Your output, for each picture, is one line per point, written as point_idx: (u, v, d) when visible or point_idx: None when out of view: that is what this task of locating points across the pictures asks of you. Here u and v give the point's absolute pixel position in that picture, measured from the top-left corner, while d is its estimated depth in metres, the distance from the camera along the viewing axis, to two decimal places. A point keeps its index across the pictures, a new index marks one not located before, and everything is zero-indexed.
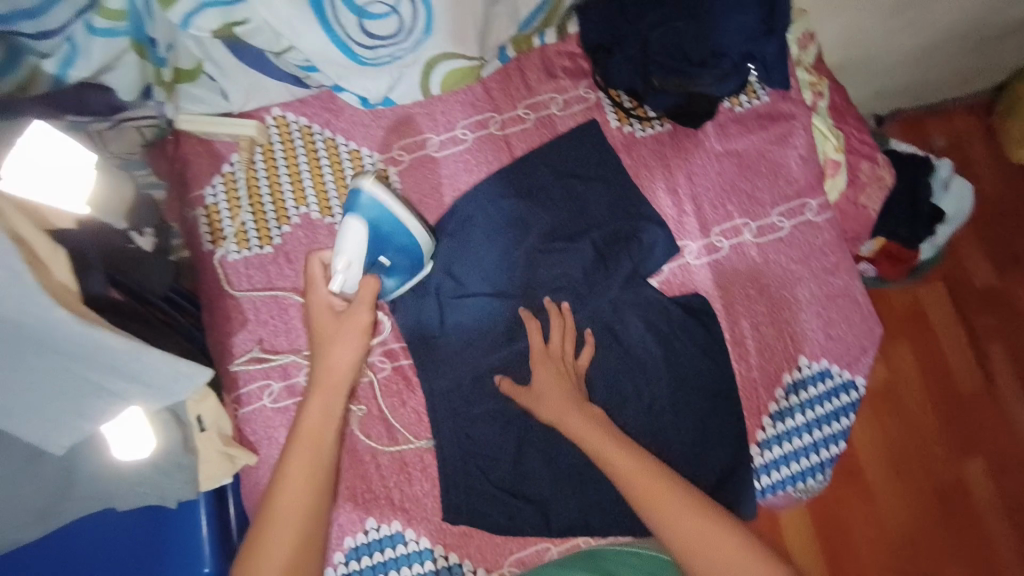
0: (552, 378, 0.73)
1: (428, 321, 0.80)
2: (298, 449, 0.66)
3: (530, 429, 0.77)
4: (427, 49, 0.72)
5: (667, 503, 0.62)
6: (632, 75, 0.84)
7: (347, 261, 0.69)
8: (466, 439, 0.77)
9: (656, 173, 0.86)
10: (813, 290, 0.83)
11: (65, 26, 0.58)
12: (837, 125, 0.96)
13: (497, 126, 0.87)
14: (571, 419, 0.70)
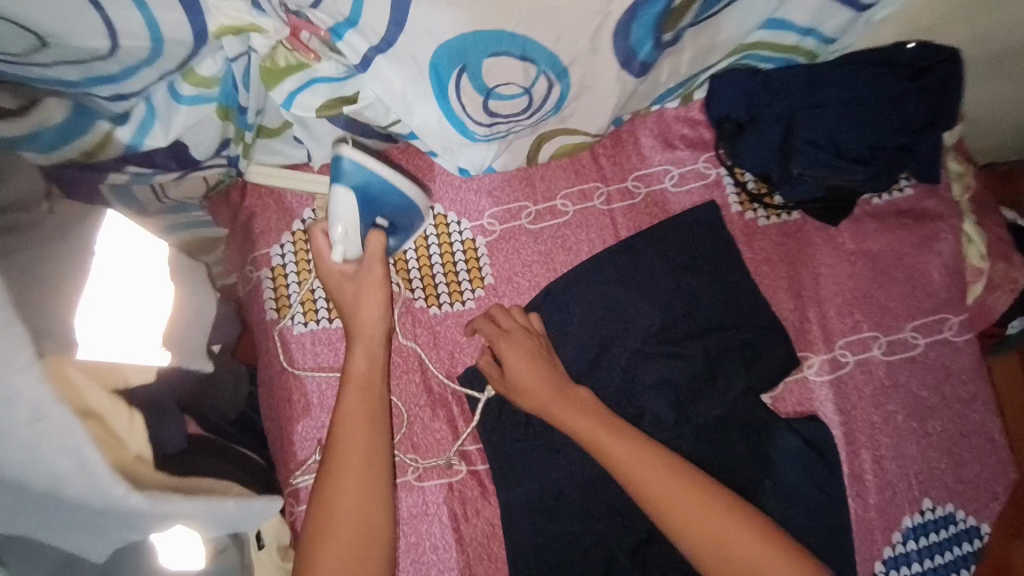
0: (625, 446, 0.63)
1: (511, 424, 0.71)
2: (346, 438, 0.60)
3: (616, 557, 0.69)
4: (547, 125, 0.62)
5: (728, 537, 0.59)
6: (767, 157, 0.73)
7: (343, 228, 0.62)
8: (543, 561, 0.69)
9: (778, 270, 0.76)
10: (945, 423, 0.73)
11: (146, 88, 0.50)
12: (980, 221, 0.84)
13: (602, 199, 0.77)
14: (656, 483, 0.61)
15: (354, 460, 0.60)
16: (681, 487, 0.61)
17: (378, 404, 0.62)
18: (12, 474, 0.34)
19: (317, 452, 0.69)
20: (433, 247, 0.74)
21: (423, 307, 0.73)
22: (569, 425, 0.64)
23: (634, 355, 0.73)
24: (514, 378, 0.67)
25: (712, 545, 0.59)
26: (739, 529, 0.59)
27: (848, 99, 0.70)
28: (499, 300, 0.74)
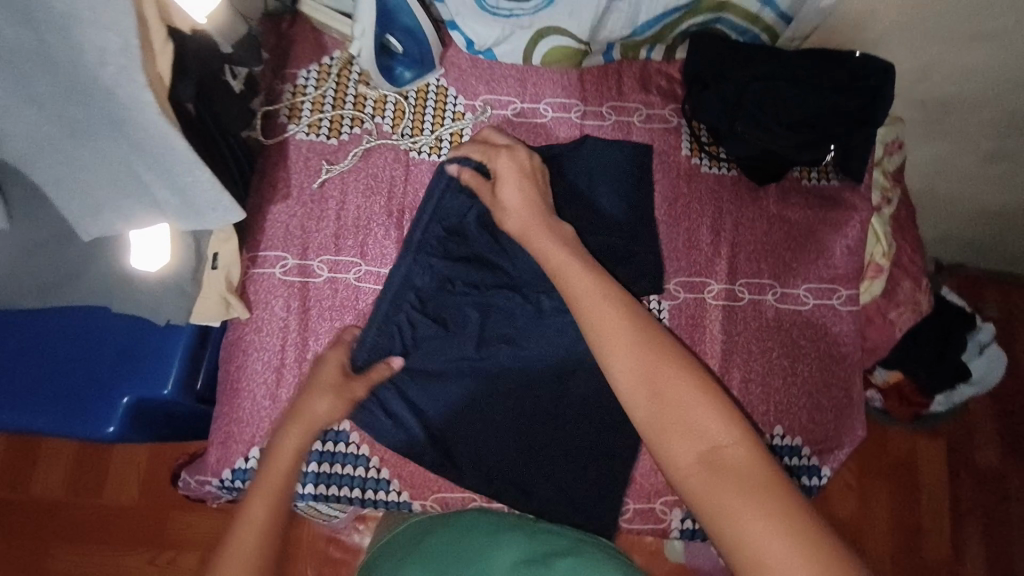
0: (585, 265, 0.65)
1: (432, 238, 0.81)
2: (287, 431, 0.67)
3: (500, 388, 0.78)
4: (543, 17, 0.79)
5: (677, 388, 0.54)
6: (719, 112, 0.87)
7: (362, 30, 0.76)
8: (438, 375, 0.79)
9: (706, 209, 0.89)
10: (813, 370, 0.84)
11: None
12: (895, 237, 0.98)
13: (578, 115, 0.91)
14: (603, 310, 0.60)
15: (272, 476, 0.63)
16: (667, 362, 0.55)
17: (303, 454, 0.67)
18: (77, 42, 0.50)
19: (281, 234, 0.82)
20: (429, 109, 0.88)
21: (405, 150, 0.86)
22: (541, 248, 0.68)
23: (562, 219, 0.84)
24: (503, 198, 0.74)
25: (662, 414, 0.53)
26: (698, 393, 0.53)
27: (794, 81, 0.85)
28: None
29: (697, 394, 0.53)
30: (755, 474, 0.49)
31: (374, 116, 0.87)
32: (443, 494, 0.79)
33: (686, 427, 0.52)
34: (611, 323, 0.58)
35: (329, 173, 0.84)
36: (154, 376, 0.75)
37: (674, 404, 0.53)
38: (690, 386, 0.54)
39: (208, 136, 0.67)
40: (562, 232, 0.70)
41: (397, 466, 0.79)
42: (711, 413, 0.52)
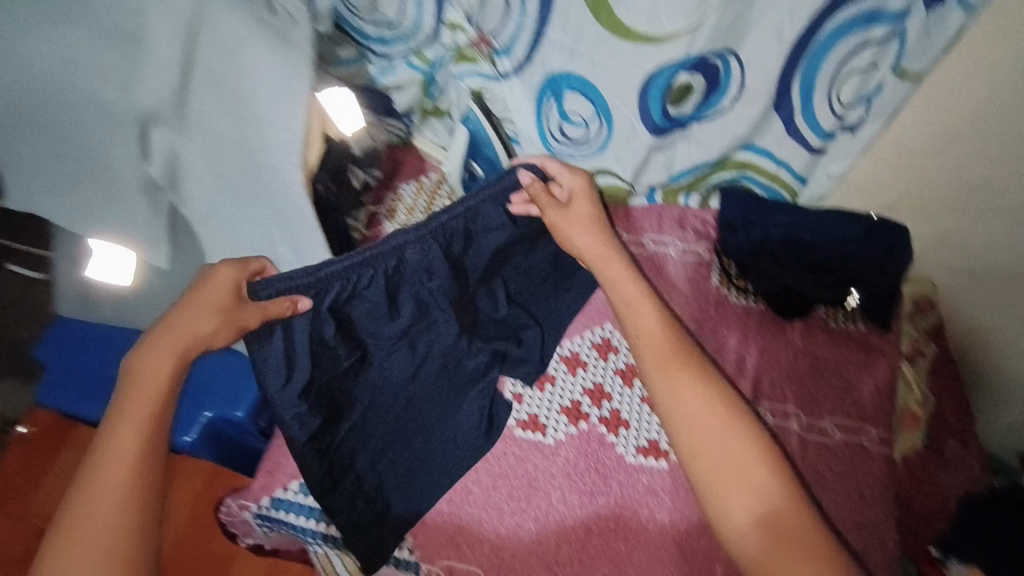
0: (653, 316, 0.81)
1: (451, 228, 0.82)
2: (133, 395, 0.72)
3: (523, 462, 0.86)
4: (597, 160, 0.97)
5: (741, 451, 0.71)
6: (746, 251, 0.99)
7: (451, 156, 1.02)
8: (466, 441, 0.87)
9: (732, 334, 0.96)
10: (838, 505, 0.83)
11: (396, 57, 0.97)
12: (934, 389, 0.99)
13: (621, 242, 1.06)
14: (676, 376, 0.75)
15: (125, 453, 0.69)
16: (732, 429, 0.72)
17: (150, 416, 0.72)
18: (269, 137, 0.76)
19: None
20: None
21: None
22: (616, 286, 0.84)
23: (546, 311, 0.94)
24: (576, 210, 0.88)
25: (726, 471, 0.70)
26: (756, 456, 0.70)
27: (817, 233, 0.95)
28: None
29: (754, 458, 0.70)
30: (806, 530, 0.66)
31: None
32: (450, 562, 0.81)
33: (745, 486, 0.69)
34: (684, 388, 0.75)
35: None
36: (232, 400, 0.91)
37: (743, 469, 0.70)
38: (748, 450, 0.71)
39: (326, 215, 0.88)
40: (622, 268, 0.85)
41: (412, 523, 0.83)
42: (770, 478, 0.69)
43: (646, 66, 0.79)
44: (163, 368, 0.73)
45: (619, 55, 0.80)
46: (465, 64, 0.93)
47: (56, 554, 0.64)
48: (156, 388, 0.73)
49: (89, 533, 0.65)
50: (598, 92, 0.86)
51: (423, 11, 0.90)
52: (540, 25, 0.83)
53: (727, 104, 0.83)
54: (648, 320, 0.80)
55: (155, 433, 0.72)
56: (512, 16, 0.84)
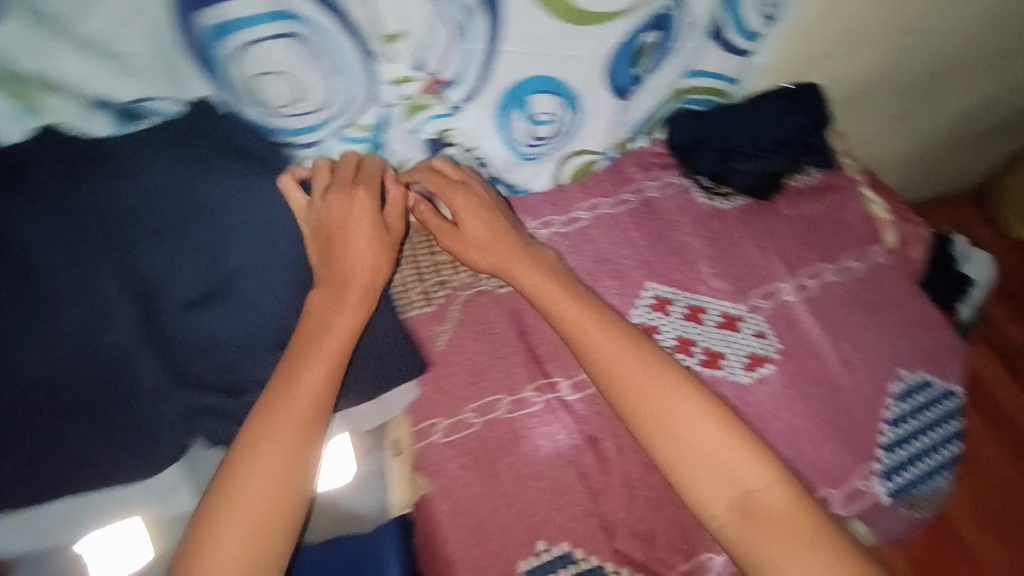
0: (509, 253, 0.88)
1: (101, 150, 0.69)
2: (303, 354, 0.74)
3: None
4: (567, 147, 0.99)
5: (604, 347, 0.83)
6: (715, 160, 1.09)
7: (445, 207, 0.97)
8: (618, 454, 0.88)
9: (744, 235, 1.06)
10: (895, 315, 0.98)
11: (324, 139, 0.84)
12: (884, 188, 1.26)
13: (609, 207, 1.06)
14: (512, 261, 0.88)
15: (263, 446, 0.70)
16: (608, 337, 0.84)
17: (317, 415, 0.73)
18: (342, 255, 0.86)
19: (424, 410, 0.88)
20: None
21: (491, 289, 0.96)
22: (467, 248, 0.89)
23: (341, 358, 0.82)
24: (467, 230, 0.89)
25: (616, 373, 0.82)
26: (648, 364, 0.83)
27: (767, 116, 1.09)
28: None
29: (678, 386, 0.82)
30: (790, 501, 0.78)
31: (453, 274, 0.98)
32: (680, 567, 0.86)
33: (671, 426, 0.80)
34: (526, 270, 0.88)
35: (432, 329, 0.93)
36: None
37: (638, 391, 0.81)
38: (650, 363, 0.83)
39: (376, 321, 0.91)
40: (469, 214, 0.89)
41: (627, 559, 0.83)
42: (704, 424, 0.80)
43: (609, 44, 0.85)
44: (313, 376, 0.73)
45: (583, 41, 0.83)
46: (421, 116, 0.87)
47: (235, 506, 0.68)
48: (324, 388, 0.73)
49: (240, 535, 0.67)
50: (564, 84, 0.87)
51: (350, 82, 0.79)
52: (490, 44, 0.80)
53: (674, 46, 0.90)
54: (496, 240, 0.89)
55: (322, 403, 0.73)
56: (460, 47, 0.79)
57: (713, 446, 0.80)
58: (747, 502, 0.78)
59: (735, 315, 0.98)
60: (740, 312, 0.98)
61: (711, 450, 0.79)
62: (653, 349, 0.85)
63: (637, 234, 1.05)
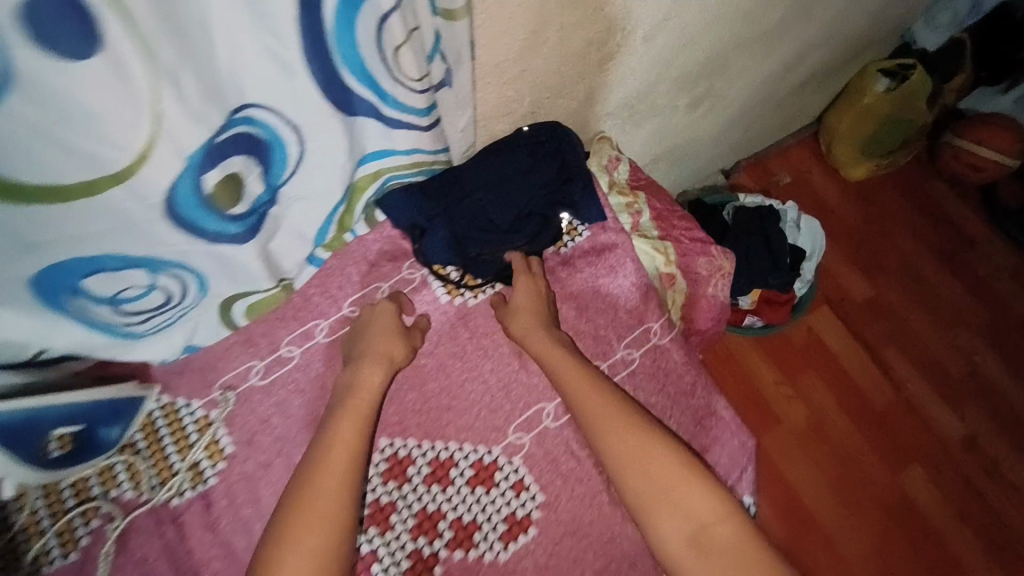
0: (529, 296, 0.81)
1: None
2: (341, 424, 0.70)
3: None
4: (215, 295, 0.68)
5: (585, 386, 0.75)
6: (449, 251, 0.84)
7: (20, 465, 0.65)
8: None
9: (498, 339, 0.84)
10: (679, 417, 0.82)
11: None
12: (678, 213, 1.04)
13: (324, 333, 0.83)
14: (533, 336, 0.79)
15: (321, 501, 0.64)
16: (586, 379, 0.75)
17: (359, 447, 0.69)
18: None
19: None
20: (165, 436, 0.75)
21: (164, 502, 0.72)
22: (529, 324, 0.80)
23: None
24: (514, 300, 0.81)
25: (603, 426, 0.72)
26: (641, 424, 0.73)
27: (504, 180, 0.84)
28: (242, 466, 0.75)
29: (630, 428, 0.72)
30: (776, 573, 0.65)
31: (106, 490, 0.72)
32: None
33: (654, 480, 0.69)
34: (533, 326, 0.80)
35: None
36: None
37: (628, 432, 0.72)
38: (615, 412, 0.73)
39: None
40: (534, 287, 0.82)
41: None
42: (676, 467, 0.70)
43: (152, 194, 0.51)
44: (354, 440, 0.69)
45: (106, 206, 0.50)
46: None
47: (297, 550, 0.61)
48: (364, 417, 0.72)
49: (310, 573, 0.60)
50: (137, 257, 0.56)
51: None
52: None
53: (295, 146, 0.59)
54: (523, 286, 0.82)
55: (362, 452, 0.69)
56: None
57: (693, 496, 0.69)
58: (698, 537, 0.67)
59: (488, 463, 0.78)
60: (495, 458, 0.78)
61: (693, 506, 0.68)
62: (646, 416, 0.74)
63: None
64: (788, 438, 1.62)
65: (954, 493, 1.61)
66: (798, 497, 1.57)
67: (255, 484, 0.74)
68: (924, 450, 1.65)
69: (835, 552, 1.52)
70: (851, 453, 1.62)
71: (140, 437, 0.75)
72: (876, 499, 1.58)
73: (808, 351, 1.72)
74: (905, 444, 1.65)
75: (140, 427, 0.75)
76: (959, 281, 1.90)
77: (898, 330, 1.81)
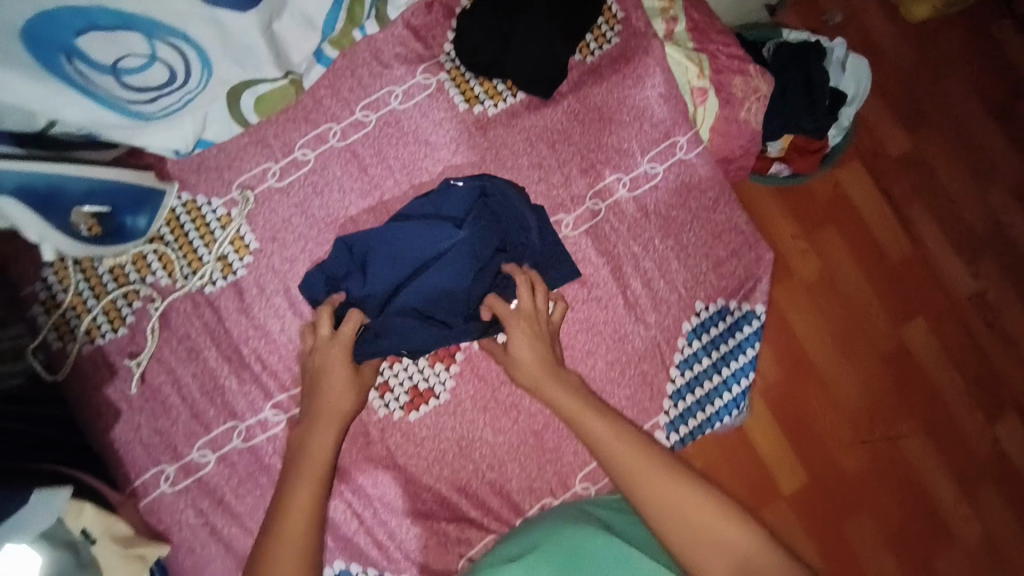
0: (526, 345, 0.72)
1: None
2: (318, 431, 0.68)
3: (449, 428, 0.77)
4: (221, 77, 0.66)
5: (589, 418, 0.72)
6: (471, 52, 0.80)
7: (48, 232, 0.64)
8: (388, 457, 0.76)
9: (518, 149, 0.81)
10: (698, 230, 0.81)
11: None
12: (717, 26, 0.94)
13: (338, 137, 0.80)
14: (546, 384, 0.72)
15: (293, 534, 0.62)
16: (595, 410, 0.72)
17: (322, 472, 0.66)
18: None
19: (141, 453, 0.74)
20: (190, 230, 0.77)
21: (199, 290, 0.76)
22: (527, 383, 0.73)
23: None
24: (517, 354, 0.72)
25: (624, 468, 0.69)
26: (642, 448, 0.70)
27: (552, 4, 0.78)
28: (268, 261, 0.78)
29: (627, 440, 0.70)
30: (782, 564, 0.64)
31: (143, 278, 0.76)
32: (468, 554, 0.76)
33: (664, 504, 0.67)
34: (533, 368, 0.73)
35: (121, 356, 0.75)
36: None
37: (637, 475, 0.68)
38: (617, 433, 0.70)
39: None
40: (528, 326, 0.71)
41: (410, 565, 0.75)
42: (675, 487, 0.67)
43: None
44: (324, 446, 0.68)
45: None
46: None
47: None
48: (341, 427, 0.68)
49: None
50: (129, 13, 0.55)
51: None
52: None
53: None
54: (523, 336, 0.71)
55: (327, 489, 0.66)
56: None
57: (699, 505, 0.67)
58: (746, 563, 0.64)
59: None
60: None
61: (671, 499, 0.67)
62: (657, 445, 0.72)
63: (379, 170, 0.81)
64: (799, 290, 1.65)
65: (949, 337, 1.68)
66: (800, 344, 1.64)
67: (282, 277, 0.78)
68: (925, 301, 1.69)
69: (828, 393, 1.61)
70: (854, 306, 1.65)
71: (167, 230, 0.76)
72: (871, 347, 1.65)
73: (834, 207, 1.67)
74: (909, 297, 1.68)
75: (166, 223, 0.76)
76: (1006, 135, 1.78)
77: (928, 186, 1.74)
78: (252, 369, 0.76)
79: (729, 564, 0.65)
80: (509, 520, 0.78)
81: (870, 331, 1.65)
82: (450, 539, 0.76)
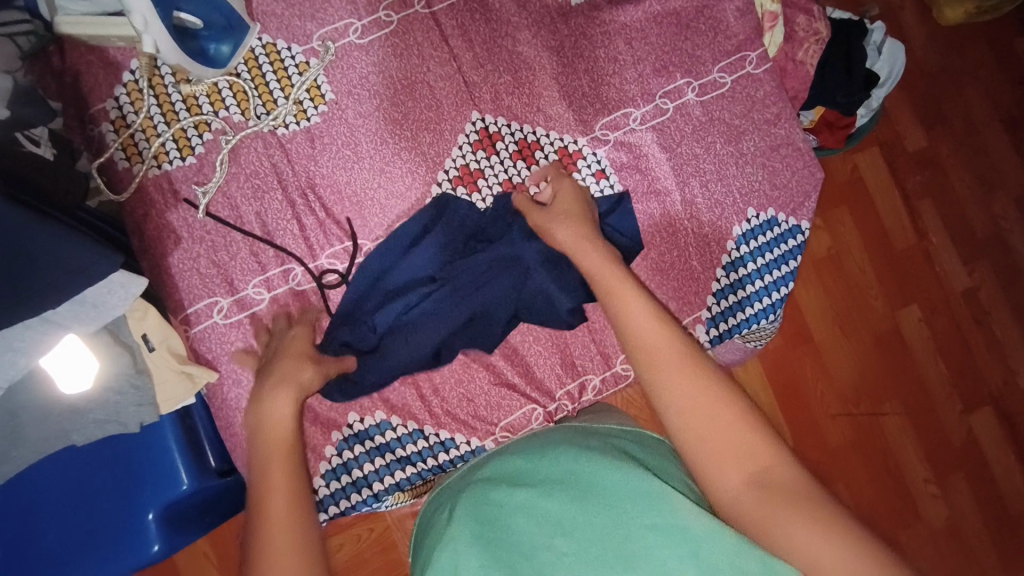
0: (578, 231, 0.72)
1: None
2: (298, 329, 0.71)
3: None
4: None
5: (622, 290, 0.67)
6: None
7: (143, 22, 0.64)
8: None
9: (596, 42, 0.83)
10: (757, 142, 0.85)
11: None
12: None
13: (422, 3, 0.81)
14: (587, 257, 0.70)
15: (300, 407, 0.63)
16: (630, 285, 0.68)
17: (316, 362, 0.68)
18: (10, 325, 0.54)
19: (198, 283, 0.74)
20: (267, 69, 0.77)
21: (271, 131, 0.76)
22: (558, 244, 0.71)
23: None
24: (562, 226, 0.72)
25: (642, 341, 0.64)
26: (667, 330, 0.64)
27: None
28: (342, 113, 0.78)
29: (655, 317, 0.65)
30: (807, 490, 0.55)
31: (216, 111, 0.75)
32: (506, 421, 0.79)
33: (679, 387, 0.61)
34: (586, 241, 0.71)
35: (187, 185, 0.74)
36: (161, 477, 0.68)
37: (658, 353, 0.63)
38: (644, 310, 0.66)
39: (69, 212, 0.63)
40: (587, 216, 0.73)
41: (449, 423, 0.77)
42: (689, 381, 0.61)
43: None
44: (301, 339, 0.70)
45: None
46: None
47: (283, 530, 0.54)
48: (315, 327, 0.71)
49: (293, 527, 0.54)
50: None
51: None
52: None
53: None
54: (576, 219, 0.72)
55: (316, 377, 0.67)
56: None
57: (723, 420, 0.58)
58: (762, 476, 0.56)
59: (573, 151, 0.81)
60: (579, 148, 0.82)
61: (710, 421, 0.59)
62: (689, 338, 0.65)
63: (459, 42, 0.81)
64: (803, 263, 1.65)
65: (941, 331, 1.68)
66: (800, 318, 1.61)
67: (354, 130, 0.78)
68: (923, 292, 1.68)
69: (821, 365, 1.58)
70: (859, 283, 1.64)
71: (244, 68, 0.76)
72: (869, 327, 1.63)
73: (849, 188, 1.66)
74: (910, 284, 1.67)
75: (245, 61, 0.76)
76: None
77: (939, 183, 1.72)
78: (316, 216, 0.77)
79: (744, 474, 0.56)
80: (549, 393, 0.80)
81: (869, 312, 1.63)
82: (490, 405, 0.78)
